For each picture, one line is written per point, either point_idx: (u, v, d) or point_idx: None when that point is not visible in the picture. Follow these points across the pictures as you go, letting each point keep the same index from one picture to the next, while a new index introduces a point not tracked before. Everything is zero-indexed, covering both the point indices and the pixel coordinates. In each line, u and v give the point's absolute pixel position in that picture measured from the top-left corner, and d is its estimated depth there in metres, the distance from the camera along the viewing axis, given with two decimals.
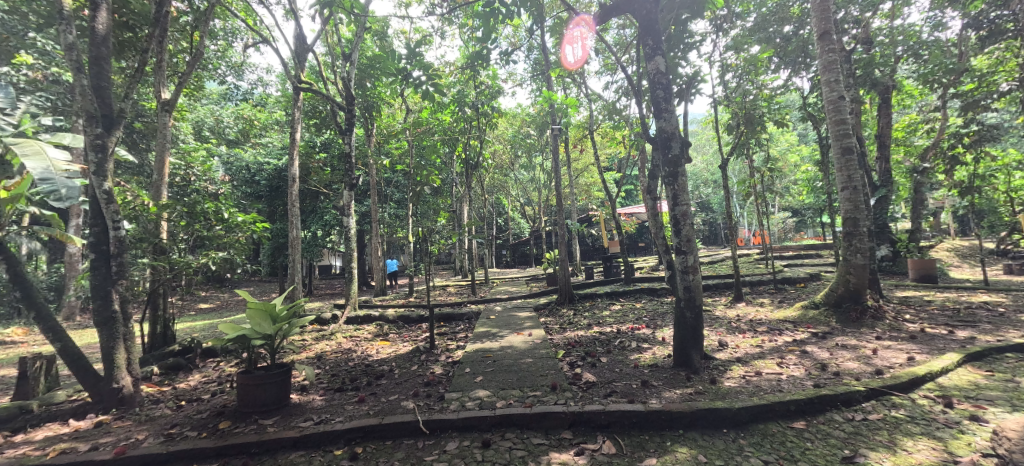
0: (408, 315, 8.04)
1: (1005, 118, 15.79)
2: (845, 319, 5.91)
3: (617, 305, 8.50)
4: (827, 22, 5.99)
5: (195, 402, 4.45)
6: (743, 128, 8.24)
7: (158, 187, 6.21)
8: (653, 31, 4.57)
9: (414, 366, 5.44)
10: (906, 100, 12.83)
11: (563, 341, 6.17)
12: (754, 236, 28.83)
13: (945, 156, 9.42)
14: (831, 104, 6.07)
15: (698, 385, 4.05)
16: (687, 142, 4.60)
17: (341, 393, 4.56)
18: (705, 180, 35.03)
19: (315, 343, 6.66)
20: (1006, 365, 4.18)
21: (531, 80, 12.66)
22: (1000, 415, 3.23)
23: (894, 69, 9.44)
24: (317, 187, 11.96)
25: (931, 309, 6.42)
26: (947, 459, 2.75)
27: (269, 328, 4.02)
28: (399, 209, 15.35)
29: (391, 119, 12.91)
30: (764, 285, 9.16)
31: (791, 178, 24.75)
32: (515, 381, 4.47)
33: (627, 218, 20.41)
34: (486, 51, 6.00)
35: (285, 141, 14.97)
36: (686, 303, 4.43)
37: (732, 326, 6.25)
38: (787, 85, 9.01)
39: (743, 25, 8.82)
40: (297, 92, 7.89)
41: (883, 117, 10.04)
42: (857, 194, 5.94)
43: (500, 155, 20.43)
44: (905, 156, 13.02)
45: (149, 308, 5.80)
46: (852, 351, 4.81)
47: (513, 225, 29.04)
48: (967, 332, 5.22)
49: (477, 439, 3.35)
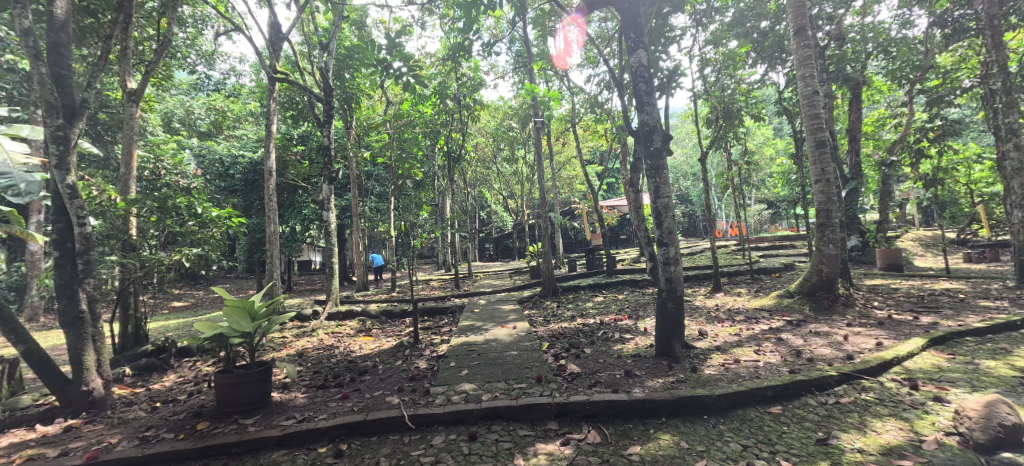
0: (392, 310, 7.96)
1: (966, 112, 16.52)
2: (817, 307, 6.15)
3: (600, 296, 8.65)
4: (802, 18, 6.11)
5: (171, 403, 4.32)
6: (722, 122, 8.34)
7: (126, 182, 5.91)
8: (636, 24, 4.62)
9: (399, 361, 5.40)
10: (876, 95, 13.29)
11: (547, 333, 6.21)
12: (731, 229, 29.49)
13: (912, 149, 9.70)
14: (806, 98, 6.20)
15: (680, 373, 4.15)
16: (669, 134, 4.66)
17: (324, 390, 4.50)
18: (684, 173, 35.79)
19: (296, 340, 6.52)
20: (966, 348, 4.40)
21: (513, 73, 12.55)
22: (962, 395, 3.41)
23: (863, 65, 9.75)
24: (295, 181, 11.66)
25: (897, 296, 6.74)
26: (913, 438, 2.90)
27: (247, 325, 3.93)
28: (381, 202, 15.15)
29: (371, 110, 12.64)
30: (741, 275, 9.41)
31: (766, 171, 25.53)
32: (500, 374, 4.49)
33: (608, 211, 20.73)
34: (469, 43, 5.92)
35: (261, 134, 14.57)
36: (668, 294, 4.53)
37: (711, 315, 6.43)
38: (763, 79, 9.23)
39: (721, 20, 8.90)
40: (272, 82, 7.57)
41: (854, 113, 10.36)
42: (829, 186, 6.14)
43: (483, 148, 20.41)
44: (875, 150, 13.50)
45: (118, 308, 5.61)
46: (825, 337, 5.01)
47: (496, 218, 29.24)
48: (931, 318, 5.48)
49: (464, 432, 3.36)
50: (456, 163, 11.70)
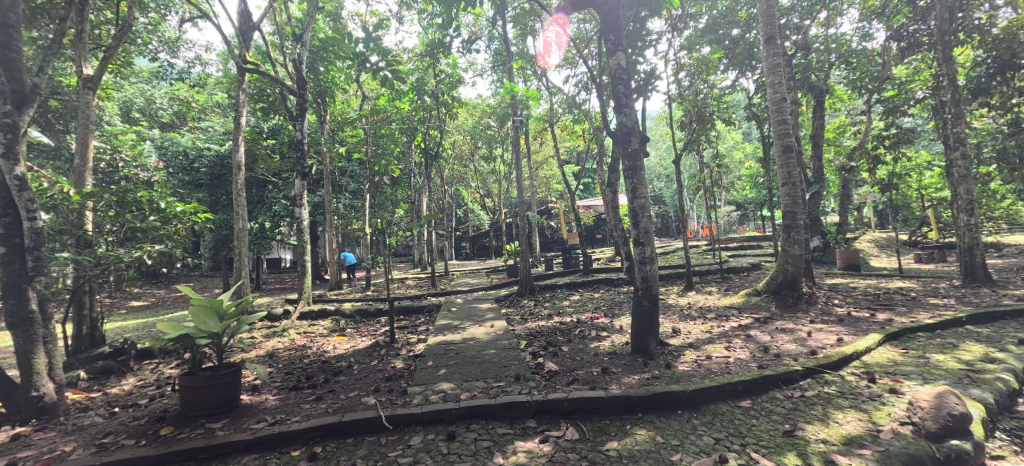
0: (367, 309, 7.81)
1: (918, 122, 17.57)
2: (783, 304, 6.43)
3: (576, 295, 8.76)
4: (772, 27, 6.35)
5: (131, 408, 4.10)
6: (695, 125, 8.58)
7: (81, 174, 5.56)
8: (615, 27, 4.70)
9: (374, 361, 5.30)
10: (837, 103, 13.96)
11: (524, 332, 6.24)
12: (702, 230, 30.37)
13: (870, 155, 10.25)
14: (775, 105, 6.44)
15: (655, 370, 4.25)
16: (645, 136, 4.77)
17: (297, 392, 4.37)
18: (657, 175, 36.62)
19: (266, 340, 6.31)
20: (917, 343, 4.70)
21: (492, 71, 12.51)
22: (914, 387, 3.64)
23: (827, 74, 10.23)
24: (265, 175, 11.26)
25: (855, 294, 7.12)
26: (872, 429, 3.08)
27: (216, 325, 3.78)
28: (355, 199, 14.82)
29: (346, 105, 12.35)
30: (711, 274, 9.72)
31: (735, 174, 26.41)
32: (478, 373, 4.49)
33: (585, 210, 20.98)
34: (449, 39, 5.87)
35: (229, 126, 14.00)
36: (643, 292, 4.63)
37: (683, 313, 6.61)
38: (734, 85, 9.54)
39: (695, 26, 9.15)
40: (241, 72, 7.28)
41: (818, 120, 10.86)
42: (795, 189, 6.41)
43: (460, 146, 20.28)
44: (836, 156, 14.19)
45: (72, 308, 5.29)
46: (790, 334, 5.24)
47: (473, 217, 29.15)
48: (886, 315, 5.82)
49: (442, 432, 3.34)
50: (433, 161, 11.59)
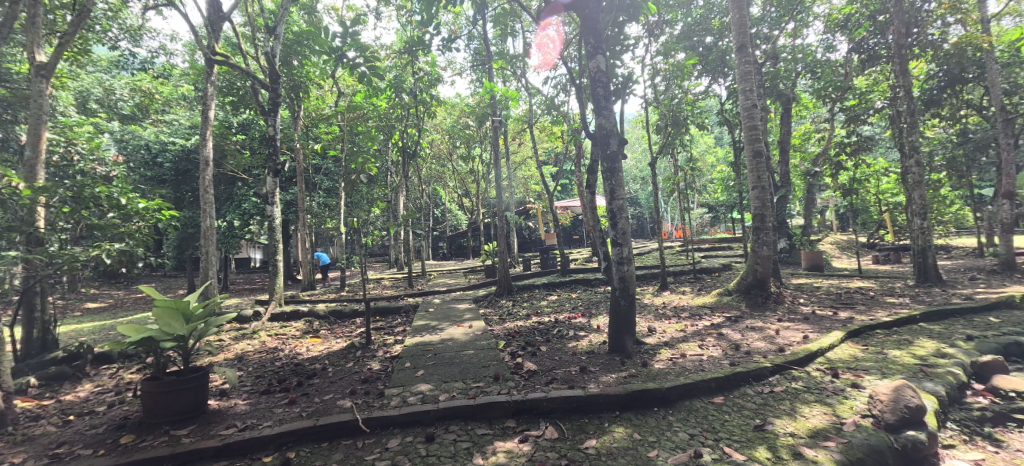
0: (342, 310, 7.64)
1: (876, 131, 18.54)
2: (753, 303, 6.67)
3: (554, 295, 8.82)
4: (744, 36, 6.57)
5: (88, 415, 3.87)
6: (670, 129, 8.81)
7: (32, 168, 5.23)
8: (595, 30, 4.77)
9: (350, 363, 5.19)
10: (803, 110, 14.58)
11: (503, 332, 6.24)
12: (676, 231, 31.14)
13: (832, 161, 10.75)
14: (746, 111, 6.68)
15: (632, 368, 4.33)
16: (623, 138, 4.86)
17: (268, 396, 4.23)
18: (633, 177, 37.32)
19: (235, 342, 6.09)
20: (876, 340, 4.97)
21: (471, 70, 12.46)
22: (874, 381, 3.84)
23: (793, 83, 10.68)
24: (234, 171, 10.85)
25: (819, 293, 7.46)
26: (835, 422, 3.23)
27: (181, 328, 3.60)
28: (329, 197, 14.48)
29: (321, 101, 12.05)
30: (685, 274, 9.98)
31: (708, 177, 27.20)
32: (457, 374, 4.46)
33: (562, 211, 21.15)
34: (428, 37, 5.82)
35: (196, 120, 13.43)
36: (621, 292, 4.71)
37: (659, 312, 6.76)
38: (707, 91, 9.83)
39: (671, 32, 9.39)
40: (210, 64, 7.00)
41: (785, 126, 11.31)
42: (764, 193, 6.66)
43: (438, 145, 20.13)
44: (801, 161, 14.83)
45: (21, 310, 4.96)
46: (759, 332, 5.45)
47: (450, 216, 28.94)
48: (848, 313, 6.12)
49: (421, 434, 3.30)
50: (411, 160, 11.45)
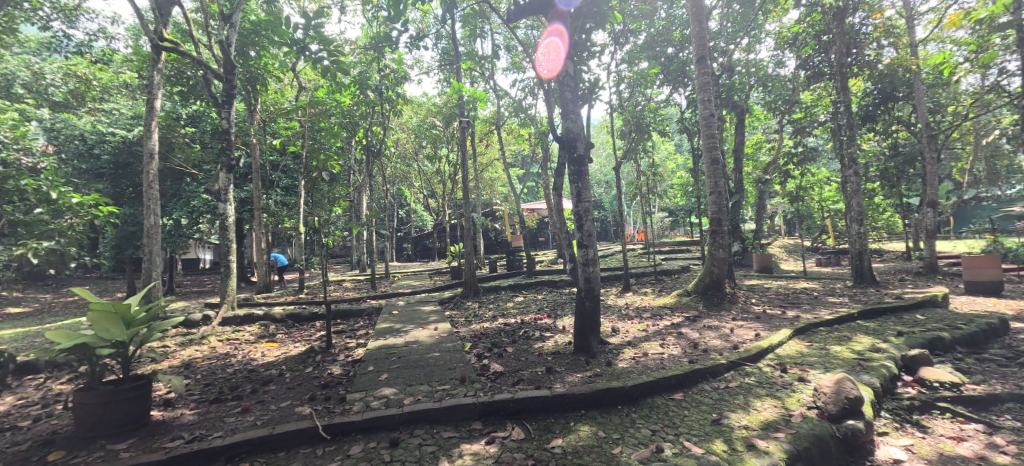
0: (300, 313, 7.34)
1: (820, 143, 19.89)
2: (709, 303, 6.98)
3: (520, 296, 8.87)
4: (703, 48, 6.87)
5: (10, 431, 3.51)
6: (634, 135, 9.08)
7: None
8: (564, 36, 4.87)
9: (309, 368, 4.99)
10: (755, 121, 15.43)
11: (469, 334, 6.20)
12: (637, 234, 32.09)
13: (781, 170, 11.44)
14: (704, 120, 6.98)
15: (596, 368, 4.42)
16: (590, 142, 4.95)
17: (219, 404, 4.00)
18: (598, 181, 38.12)
19: (182, 349, 5.70)
20: (819, 337, 5.32)
21: (439, 70, 12.33)
22: (818, 375, 4.12)
23: (747, 95, 11.29)
24: (181, 166, 10.19)
25: (769, 294, 7.91)
26: (785, 414, 3.43)
27: (120, 334, 3.32)
28: (287, 196, 13.89)
29: (280, 95, 11.54)
30: (646, 275, 10.30)
31: (668, 182, 28.23)
32: (422, 377, 4.38)
33: (528, 213, 21.30)
34: (395, 34, 5.72)
35: (139, 110, 12.53)
36: (586, 293, 4.79)
37: (622, 313, 6.94)
38: (668, 99, 10.21)
39: (635, 42, 9.71)
40: (157, 51, 6.55)
41: (739, 135, 11.93)
42: (721, 198, 6.99)
43: (403, 144, 19.79)
44: (753, 169, 15.69)
45: None
46: (716, 330, 5.71)
47: (415, 217, 28.48)
48: (795, 312, 6.53)
49: (384, 439, 3.22)
50: (375, 158, 11.17)
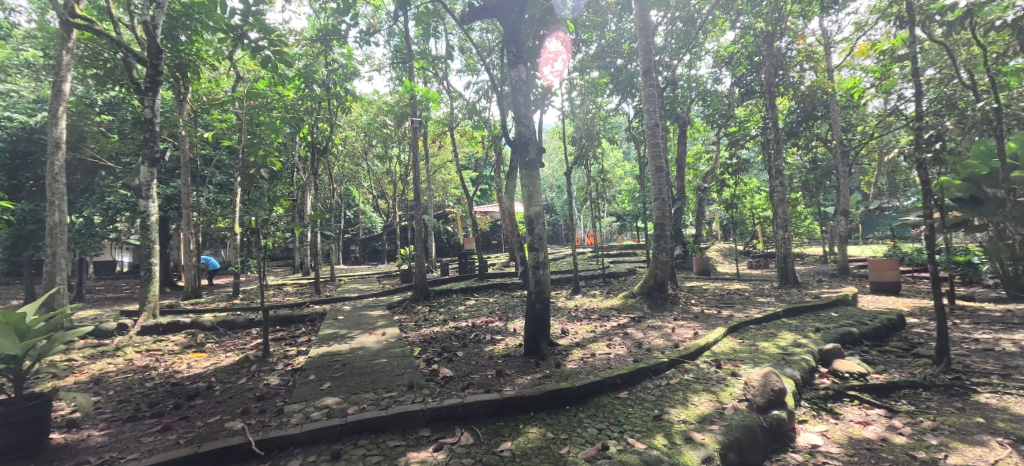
0: (234, 319, 6.84)
1: (752, 155, 21.48)
2: (653, 304, 7.31)
3: (472, 299, 8.82)
4: (649, 60, 7.21)
5: None
6: (585, 141, 9.35)
7: None
8: (517, 40, 4.91)
9: (242, 378, 4.65)
10: (696, 133, 16.42)
11: (418, 338, 6.06)
12: (587, 238, 32.97)
13: (718, 179, 12.25)
14: (649, 129, 7.32)
15: (546, 369, 4.47)
16: (542, 146, 5.01)
17: (136, 422, 3.62)
18: (550, 185, 38.78)
19: (92, 362, 5.11)
20: (750, 334, 5.74)
21: (390, 67, 12.03)
22: (748, 370, 4.43)
23: (688, 107, 11.98)
24: (94, 157, 9.18)
25: (707, 295, 8.42)
26: (719, 407, 3.65)
27: (12, 347, 2.91)
28: (221, 193, 12.93)
29: (215, 85, 10.74)
30: (595, 278, 10.61)
31: (617, 188, 29.28)
32: (367, 384, 4.22)
33: (480, 215, 21.27)
34: (345, 27, 5.51)
35: (43, 94, 11.16)
36: (536, 296, 4.84)
37: (571, 314, 7.10)
38: (617, 108, 10.61)
39: (587, 51, 10.02)
40: (67, 28, 5.88)
41: (681, 145, 12.63)
42: (664, 204, 7.36)
43: (352, 142, 19.08)
44: (694, 177, 16.66)
45: None
46: (658, 330, 5.98)
47: (364, 218, 27.51)
48: (729, 311, 6.99)
49: (326, 451, 3.06)
50: (321, 156, 10.68)
